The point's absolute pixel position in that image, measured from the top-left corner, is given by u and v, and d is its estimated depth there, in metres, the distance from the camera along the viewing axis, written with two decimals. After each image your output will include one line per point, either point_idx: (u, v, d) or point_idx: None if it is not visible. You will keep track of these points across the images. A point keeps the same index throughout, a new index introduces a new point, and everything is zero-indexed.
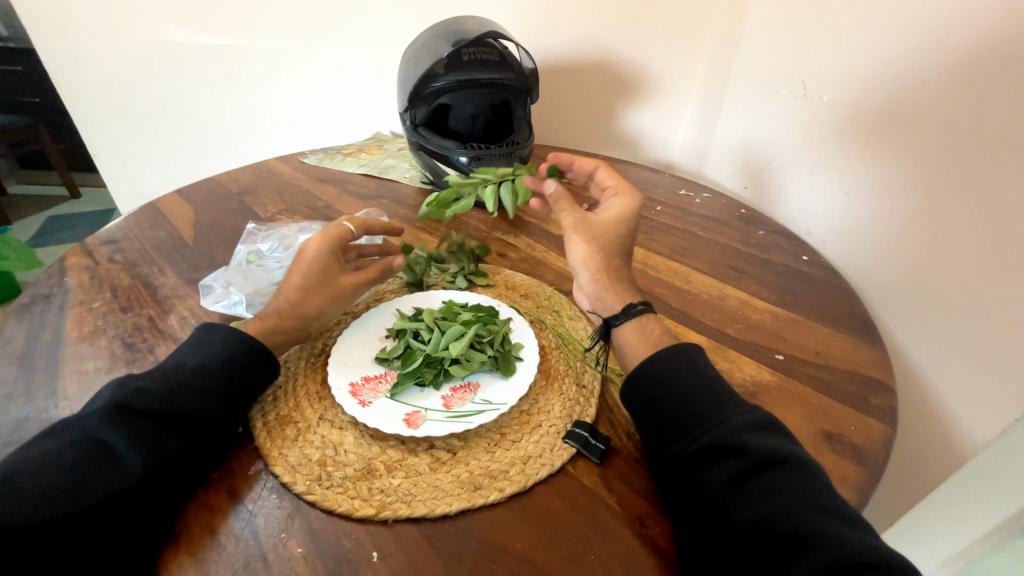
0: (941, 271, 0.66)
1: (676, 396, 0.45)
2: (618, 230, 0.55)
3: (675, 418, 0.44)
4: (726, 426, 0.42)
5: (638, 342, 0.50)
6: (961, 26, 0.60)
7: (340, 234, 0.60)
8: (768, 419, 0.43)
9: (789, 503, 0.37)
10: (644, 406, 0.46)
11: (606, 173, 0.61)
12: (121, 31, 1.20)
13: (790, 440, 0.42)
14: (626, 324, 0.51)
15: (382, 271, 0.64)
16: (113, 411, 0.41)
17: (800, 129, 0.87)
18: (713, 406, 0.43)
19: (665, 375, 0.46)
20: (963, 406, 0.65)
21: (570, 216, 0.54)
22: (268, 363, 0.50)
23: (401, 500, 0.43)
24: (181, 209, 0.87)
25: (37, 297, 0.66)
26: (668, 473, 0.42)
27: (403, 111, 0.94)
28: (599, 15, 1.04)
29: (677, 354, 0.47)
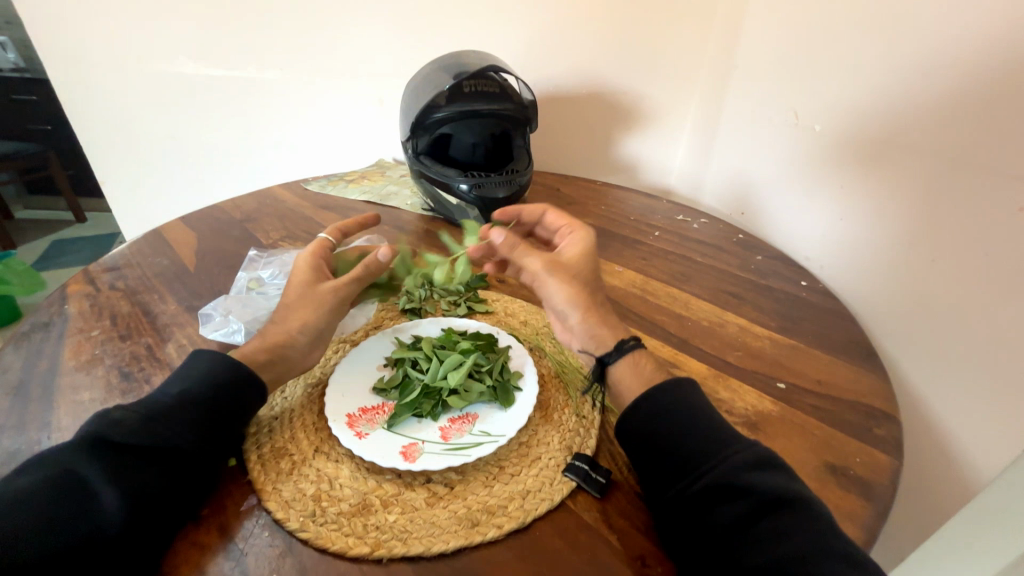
0: (941, 298, 0.66)
1: (672, 433, 0.44)
2: (582, 264, 0.56)
3: (676, 454, 0.43)
4: (727, 463, 0.41)
5: (632, 378, 0.49)
6: (952, 59, 0.62)
7: (319, 245, 0.62)
8: (772, 455, 0.42)
9: (801, 546, 0.37)
10: (645, 440, 0.45)
11: (557, 214, 0.65)
12: (134, 64, 1.24)
13: (793, 476, 0.41)
14: (620, 361, 0.51)
15: (368, 269, 0.60)
16: (97, 444, 0.41)
17: (795, 157, 0.89)
18: (715, 441, 0.43)
19: (664, 410, 0.45)
20: (968, 436, 0.64)
21: (536, 261, 0.55)
22: (258, 392, 0.50)
23: (397, 537, 0.42)
24: (184, 236, 0.88)
25: (36, 325, 0.66)
26: (671, 511, 0.41)
27: (405, 140, 0.96)
28: (597, 49, 1.08)
29: (676, 389, 0.46)
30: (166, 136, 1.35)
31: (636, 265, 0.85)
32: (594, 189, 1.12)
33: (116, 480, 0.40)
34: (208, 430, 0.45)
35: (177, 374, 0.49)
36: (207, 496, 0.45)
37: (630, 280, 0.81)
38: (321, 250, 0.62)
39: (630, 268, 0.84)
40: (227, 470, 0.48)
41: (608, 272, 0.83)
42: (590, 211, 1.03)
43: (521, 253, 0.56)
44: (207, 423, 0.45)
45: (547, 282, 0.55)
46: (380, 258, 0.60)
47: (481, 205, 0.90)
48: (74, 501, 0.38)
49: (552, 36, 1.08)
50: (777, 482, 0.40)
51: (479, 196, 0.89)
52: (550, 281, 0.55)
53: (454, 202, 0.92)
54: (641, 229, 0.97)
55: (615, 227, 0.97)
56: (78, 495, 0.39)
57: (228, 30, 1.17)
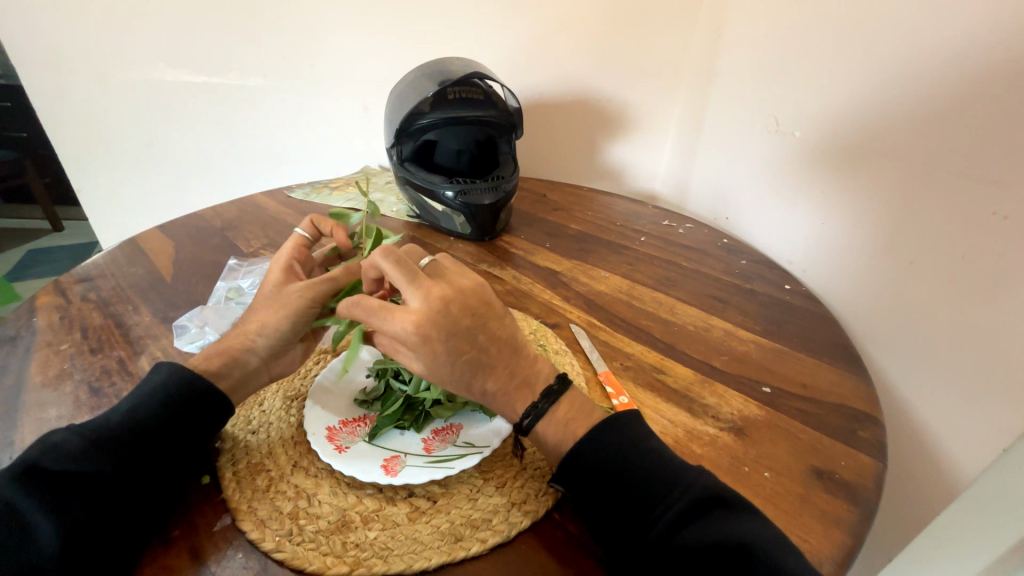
0: (918, 301, 0.67)
1: (601, 494, 0.41)
2: (441, 362, 0.44)
3: (609, 514, 0.41)
4: (664, 521, 0.39)
5: (555, 430, 0.45)
6: (926, 67, 0.63)
7: (295, 243, 0.60)
8: (710, 497, 0.40)
9: None
10: (582, 498, 0.42)
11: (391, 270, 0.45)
12: (112, 69, 1.21)
13: (739, 515, 0.39)
14: (536, 422, 0.45)
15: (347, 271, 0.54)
16: (46, 470, 0.39)
17: (775, 163, 0.90)
18: (649, 494, 0.40)
19: (596, 467, 0.42)
20: (949, 436, 0.65)
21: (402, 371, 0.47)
22: (225, 406, 0.49)
23: (377, 555, 0.40)
24: (162, 245, 0.86)
25: (2, 339, 0.64)
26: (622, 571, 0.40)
27: (390, 147, 0.96)
28: (582, 56, 1.09)
29: (599, 442, 0.43)
30: (146, 143, 1.32)
31: (622, 271, 0.85)
32: (580, 195, 1.12)
33: (66, 510, 0.38)
34: (165, 449, 0.44)
35: (137, 392, 0.47)
36: (178, 516, 0.44)
37: (617, 286, 0.81)
38: (297, 247, 0.60)
39: (616, 274, 0.84)
40: (200, 488, 0.46)
41: (595, 277, 0.83)
42: (577, 216, 1.03)
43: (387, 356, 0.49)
44: (163, 442, 0.44)
45: None
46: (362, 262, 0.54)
47: (467, 212, 0.89)
48: (16, 533, 0.37)
49: (537, 43, 1.08)
50: (719, 533, 0.38)
51: (465, 203, 0.88)
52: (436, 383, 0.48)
53: (439, 209, 0.92)
54: (627, 234, 0.97)
55: (601, 233, 0.97)
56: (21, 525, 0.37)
57: (209, 35, 1.16)
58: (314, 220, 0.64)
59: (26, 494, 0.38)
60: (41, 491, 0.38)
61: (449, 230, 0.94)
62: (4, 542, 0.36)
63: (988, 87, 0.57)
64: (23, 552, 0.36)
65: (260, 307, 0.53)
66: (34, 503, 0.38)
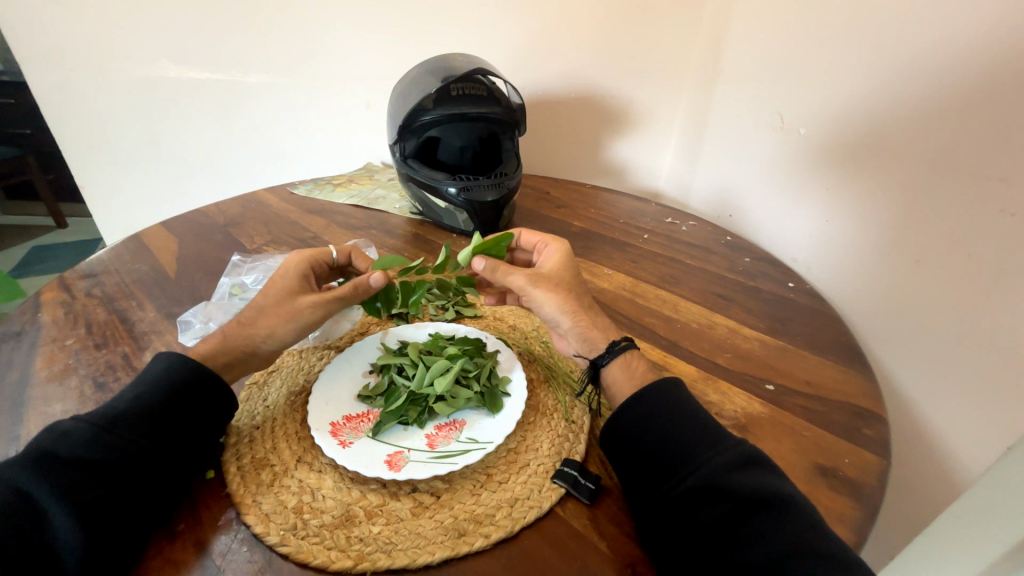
0: (923, 298, 0.67)
1: (651, 440, 0.44)
2: (565, 270, 0.59)
3: (655, 459, 0.44)
4: (712, 463, 0.42)
5: (624, 380, 0.50)
6: (932, 63, 0.63)
7: (316, 253, 0.60)
8: (752, 454, 0.43)
9: (778, 545, 0.37)
10: (627, 444, 0.45)
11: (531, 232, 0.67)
12: (115, 66, 1.21)
13: (777, 474, 0.42)
14: (612, 363, 0.52)
15: (356, 292, 0.56)
16: (55, 459, 0.40)
17: (779, 160, 0.90)
18: (697, 443, 0.43)
19: (652, 413, 0.46)
20: (953, 432, 0.65)
21: (522, 276, 0.57)
22: (230, 403, 0.49)
23: (381, 550, 0.41)
24: (166, 241, 0.86)
25: (7, 334, 0.64)
26: (653, 516, 0.42)
27: (393, 144, 0.95)
28: (585, 52, 1.08)
29: (661, 390, 0.47)
30: (149, 140, 1.33)
31: (625, 268, 0.85)
32: (583, 192, 1.12)
33: (76, 498, 0.38)
34: (172, 439, 0.44)
35: (139, 382, 0.47)
36: (183, 510, 0.44)
37: (620, 283, 0.81)
38: (316, 258, 0.60)
39: (619, 271, 0.84)
40: (204, 482, 0.46)
41: (598, 274, 0.83)
42: (579, 213, 1.03)
43: (505, 272, 0.57)
44: (170, 432, 0.44)
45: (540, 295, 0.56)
46: (372, 281, 0.57)
47: (470, 209, 0.89)
48: (29, 520, 0.37)
49: (540, 39, 1.08)
50: (759, 483, 0.40)
51: (468, 200, 0.88)
52: (539, 291, 0.56)
53: (442, 206, 0.92)
54: (630, 231, 0.97)
55: (604, 230, 0.97)
56: (37, 512, 0.38)
57: (212, 32, 1.15)
58: (353, 251, 0.64)
59: (39, 481, 0.38)
60: (51, 480, 0.39)
61: (452, 227, 0.94)
62: (20, 528, 0.37)
63: (997, 81, 0.56)
64: (39, 539, 0.37)
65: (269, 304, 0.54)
66: (45, 491, 0.38)
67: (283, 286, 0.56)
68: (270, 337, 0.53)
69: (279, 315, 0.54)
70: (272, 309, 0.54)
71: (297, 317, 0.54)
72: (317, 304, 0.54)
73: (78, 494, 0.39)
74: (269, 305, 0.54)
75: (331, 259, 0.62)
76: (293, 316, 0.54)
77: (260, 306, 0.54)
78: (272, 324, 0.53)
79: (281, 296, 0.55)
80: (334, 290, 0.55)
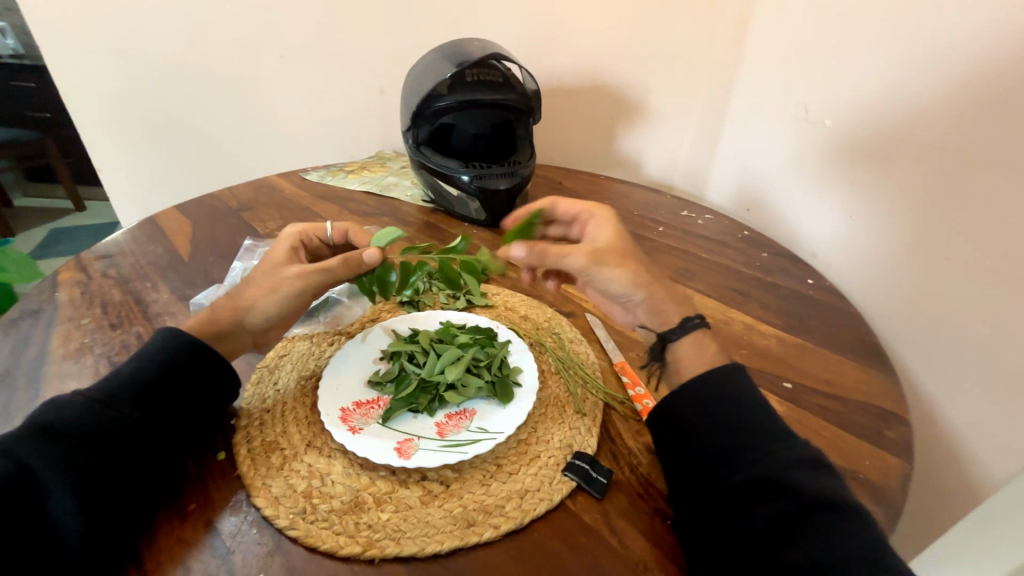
0: (954, 297, 0.64)
1: (717, 429, 0.43)
2: (629, 247, 0.52)
3: (714, 447, 0.42)
4: (776, 459, 0.40)
5: (694, 357, 0.48)
6: (968, 53, 0.60)
7: (310, 228, 0.60)
8: (817, 457, 0.41)
9: (834, 552, 0.36)
10: (688, 429, 0.44)
11: (569, 201, 0.60)
12: (132, 49, 1.22)
13: (838, 481, 0.40)
14: (682, 339, 0.49)
15: (343, 265, 0.53)
16: (64, 437, 0.40)
17: (801, 154, 0.87)
18: (760, 437, 0.42)
19: (723, 401, 0.44)
20: (979, 436, 0.63)
21: (580, 256, 0.49)
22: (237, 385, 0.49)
23: (390, 537, 0.40)
24: (180, 224, 0.86)
25: (25, 312, 0.65)
26: (704, 501, 0.41)
27: (406, 130, 0.94)
28: (602, 39, 1.05)
29: (727, 377, 0.45)
30: (163, 123, 1.33)
31: None
32: (597, 183, 1.10)
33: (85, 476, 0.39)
34: (171, 418, 0.45)
35: (138, 358, 0.47)
36: (194, 490, 0.44)
37: None
38: (309, 233, 0.60)
39: None
40: (213, 463, 0.47)
41: None
42: None
43: (557, 253, 0.50)
44: (175, 415, 0.45)
45: (604, 271, 0.49)
46: (365, 255, 0.54)
47: (482, 197, 0.88)
48: (29, 492, 0.38)
49: (557, 26, 1.06)
50: (818, 485, 0.39)
51: (481, 188, 0.87)
52: (602, 271, 0.49)
53: (455, 194, 0.90)
54: (645, 223, 0.95)
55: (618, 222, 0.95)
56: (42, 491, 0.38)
57: (227, 16, 1.15)
58: (349, 229, 0.61)
59: (48, 458, 0.39)
60: (54, 455, 0.39)
61: (463, 216, 0.93)
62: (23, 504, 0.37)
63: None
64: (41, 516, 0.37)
65: (257, 278, 0.54)
66: (52, 468, 0.38)
67: (270, 257, 0.56)
68: (251, 311, 0.53)
69: (264, 287, 0.53)
70: (258, 282, 0.54)
71: (278, 289, 0.53)
72: (298, 276, 0.53)
73: (85, 471, 0.39)
74: (258, 277, 0.54)
75: (326, 237, 0.61)
76: (276, 287, 0.53)
77: (250, 278, 0.55)
78: (255, 294, 0.53)
79: (269, 268, 0.55)
80: (316, 264, 0.53)
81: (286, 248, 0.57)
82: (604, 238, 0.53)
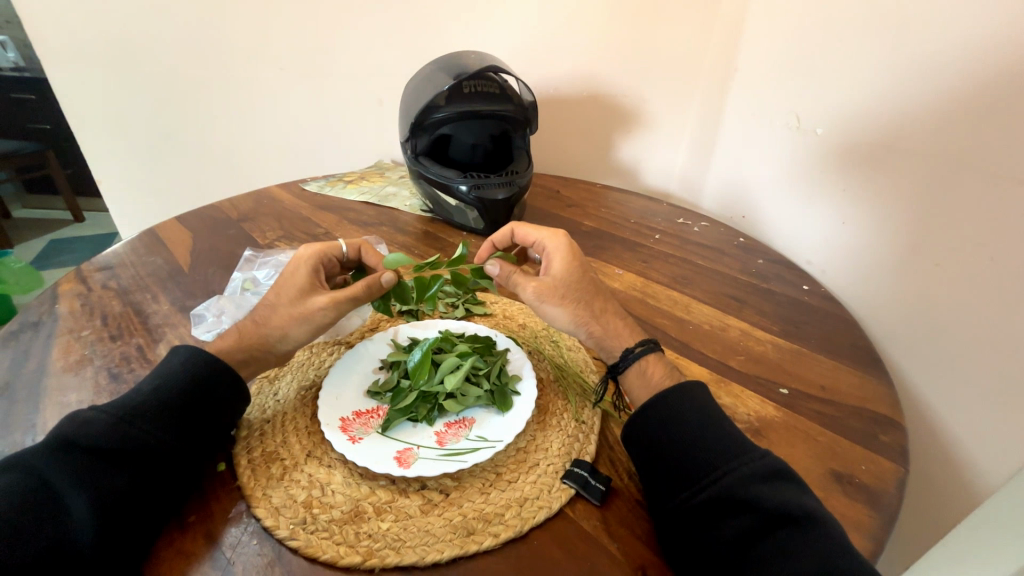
0: (949, 302, 0.65)
1: (673, 452, 0.44)
2: (576, 283, 0.56)
3: (674, 470, 0.43)
4: (737, 475, 0.41)
5: (640, 386, 0.51)
6: (958, 63, 0.62)
7: (327, 247, 0.60)
8: (783, 468, 0.42)
9: (809, 565, 0.37)
10: (650, 451, 0.45)
11: (526, 228, 0.63)
12: (134, 62, 1.23)
13: (805, 489, 0.41)
14: (628, 370, 0.52)
15: (368, 290, 0.56)
16: (74, 448, 0.40)
17: (794, 161, 0.88)
18: (721, 453, 0.43)
19: (674, 421, 0.45)
20: (974, 439, 0.64)
21: (528, 288, 0.56)
22: (239, 394, 0.49)
23: (390, 546, 0.40)
24: (180, 235, 0.87)
25: (25, 325, 0.65)
26: (676, 524, 0.41)
27: (405, 141, 0.95)
28: (597, 50, 1.07)
29: (687, 395, 0.47)
30: (164, 135, 1.34)
31: (636, 268, 0.84)
32: (593, 191, 1.11)
33: (91, 489, 0.39)
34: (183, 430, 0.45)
35: (157, 374, 0.48)
36: (195, 502, 0.44)
37: (630, 283, 0.80)
38: (326, 254, 0.60)
39: (630, 272, 0.83)
40: (215, 476, 0.47)
41: (608, 274, 0.82)
42: (590, 213, 1.02)
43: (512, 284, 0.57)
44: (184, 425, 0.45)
45: (551, 307, 0.55)
46: (384, 280, 0.56)
47: (480, 207, 0.89)
48: (41, 503, 0.38)
49: (553, 38, 1.08)
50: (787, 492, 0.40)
51: (479, 198, 0.88)
52: (547, 306, 0.55)
53: (453, 204, 0.91)
54: (641, 231, 0.96)
55: (614, 230, 0.96)
56: (51, 503, 0.38)
57: (228, 29, 1.17)
58: (364, 247, 0.63)
59: (59, 471, 0.39)
60: (69, 466, 0.40)
61: (462, 225, 0.94)
62: (36, 515, 0.37)
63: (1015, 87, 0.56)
64: (49, 528, 0.38)
65: (283, 305, 0.55)
66: (61, 480, 0.39)
67: (297, 282, 0.56)
68: (278, 334, 0.53)
69: (291, 315, 0.54)
70: (285, 309, 0.54)
71: (309, 319, 0.54)
72: (329, 305, 0.54)
73: (93, 482, 0.39)
74: (282, 305, 0.55)
75: (341, 254, 0.62)
76: (305, 316, 0.54)
77: (273, 304, 0.55)
78: (283, 323, 0.54)
79: (294, 294, 0.55)
80: (345, 290, 0.55)
81: (309, 272, 0.57)
82: (552, 269, 0.57)
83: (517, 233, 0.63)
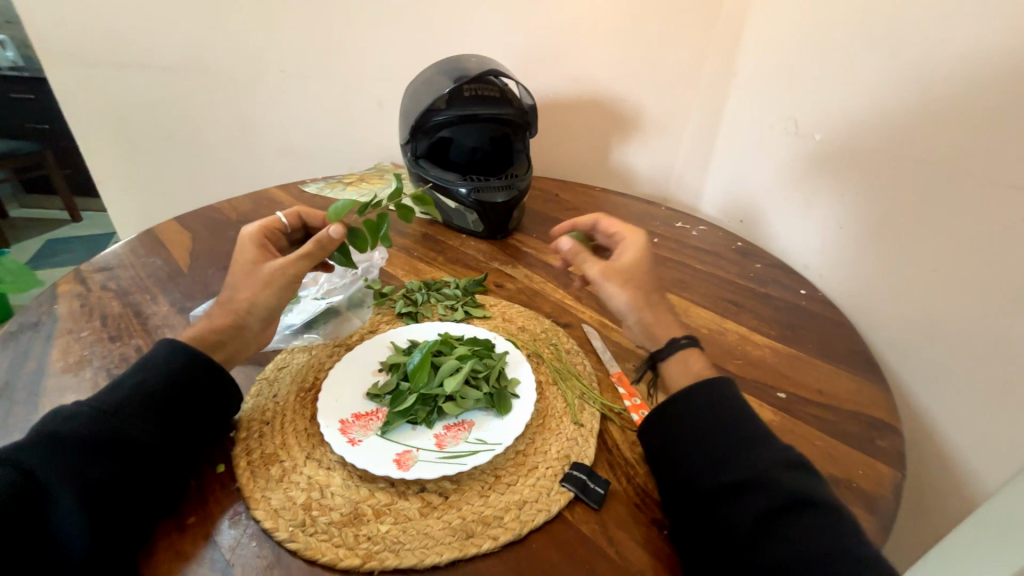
0: (945, 307, 0.66)
1: (685, 450, 0.45)
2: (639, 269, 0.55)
3: (685, 468, 0.44)
4: (748, 472, 0.41)
5: (678, 376, 0.51)
6: (953, 71, 0.62)
7: (266, 222, 0.62)
8: (794, 465, 0.42)
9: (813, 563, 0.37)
10: (662, 449, 0.46)
11: (611, 220, 0.63)
12: (134, 63, 1.23)
13: (818, 486, 0.41)
14: (671, 359, 0.52)
15: (320, 246, 0.58)
16: (70, 449, 0.40)
17: (792, 167, 0.89)
18: (724, 454, 0.43)
19: (686, 420, 0.46)
20: (970, 444, 0.64)
21: (595, 267, 0.55)
22: (233, 395, 0.50)
23: (389, 549, 0.41)
24: (180, 236, 0.87)
25: (24, 325, 0.65)
26: (689, 520, 0.42)
27: (405, 144, 0.96)
28: (597, 55, 1.07)
29: (699, 395, 0.47)
30: (163, 136, 1.34)
31: None
32: (593, 195, 1.12)
33: (87, 490, 0.39)
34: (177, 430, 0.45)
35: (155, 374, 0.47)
36: (193, 503, 0.44)
37: None
38: (267, 227, 0.61)
39: None
40: (214, 477, 0.47)
41: None
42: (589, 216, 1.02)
43: (582, 261, 0.56)
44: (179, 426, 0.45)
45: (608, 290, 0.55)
46: (333, 233, 0.58)
47: (480, 210, 0.89)
48: (35, 503, 0.38)
49: (554, 43, 1.08)
50: (784, 494, 0.40)
51: (478, 201, 0.88)
52: (607, 287, 0.55)
53: (453, 207, 0.92)
54: None
55: None
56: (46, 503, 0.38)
57: (230, 31, 1.17)
58: (302, 212, 0.65)
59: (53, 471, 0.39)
60: (61, 465, 0.39)
61: (461, 227, 0.94)
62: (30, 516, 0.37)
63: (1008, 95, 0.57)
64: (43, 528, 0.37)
65: (244, 280, 0.55)
66: (54, 480, 0.39)
67: (246, 256, 0.57)
68: None
69: (253, 285, 0.55)
70: (245, 282, 0.55)
71: (272, 283, 0.55)
72: (286, 266, 0.56)
73: (88, 483, 0.39)
74: (240, 280, 0.55)
75: (281, 227, 0.63)
76: (268, 281, 0.55)
77: (232, 283, 0.55)
78: (249, 294, 0.54)
79: (248, 268, 0.56)
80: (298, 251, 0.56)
81: (257, 245, 0.58)
82: (626, 257, 0.57)
83: (601, 224, 0.64)
